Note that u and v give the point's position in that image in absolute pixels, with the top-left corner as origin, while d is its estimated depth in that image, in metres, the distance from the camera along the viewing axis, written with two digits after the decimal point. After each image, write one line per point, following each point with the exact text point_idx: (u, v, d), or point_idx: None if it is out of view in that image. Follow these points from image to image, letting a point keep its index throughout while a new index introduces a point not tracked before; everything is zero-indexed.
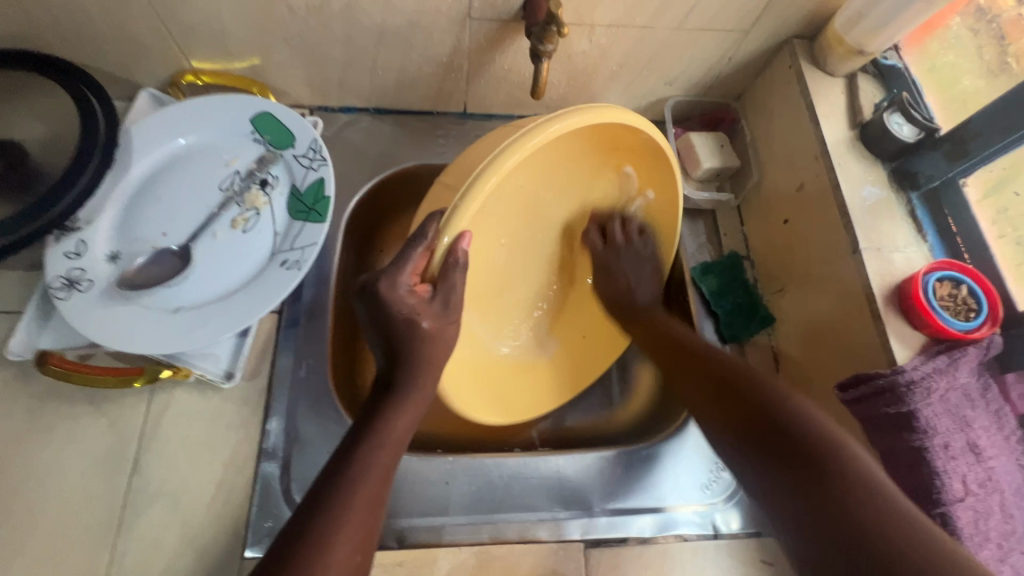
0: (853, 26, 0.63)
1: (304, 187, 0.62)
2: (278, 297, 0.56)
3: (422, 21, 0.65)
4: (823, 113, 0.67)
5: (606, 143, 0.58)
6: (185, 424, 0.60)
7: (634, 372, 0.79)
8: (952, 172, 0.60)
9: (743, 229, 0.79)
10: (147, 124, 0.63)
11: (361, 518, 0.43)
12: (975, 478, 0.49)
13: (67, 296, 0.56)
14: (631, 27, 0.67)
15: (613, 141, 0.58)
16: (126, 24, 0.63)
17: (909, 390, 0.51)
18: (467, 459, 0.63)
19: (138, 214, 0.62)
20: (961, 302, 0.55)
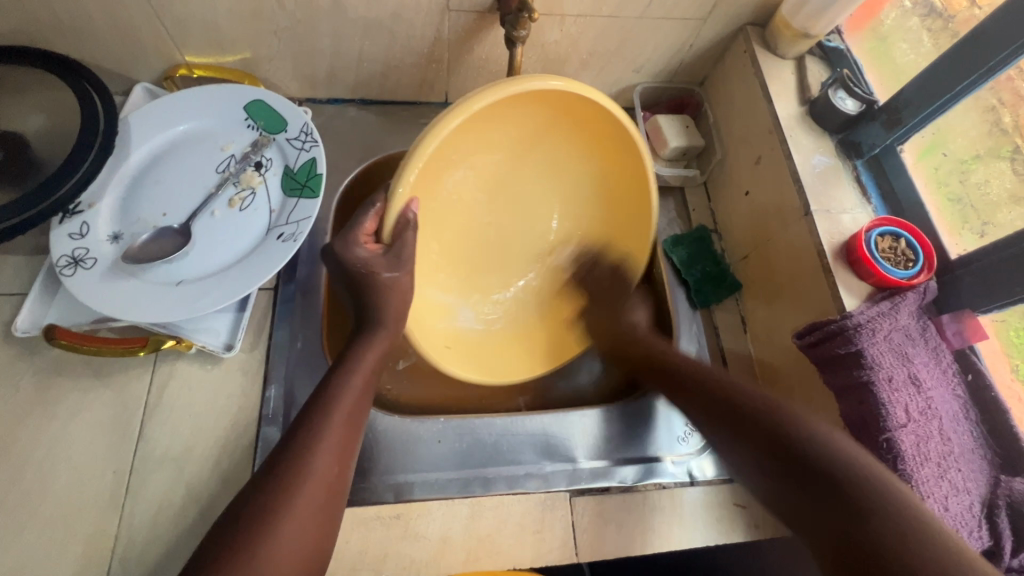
0: (798, 12, 0.70)
1: (297, 167, 0.66)
2: (275, 267, 0.60)
3: (404, 13, 0.70)
4: (776, 92, 0.73)
5: (563, 112, 0.59)
6: (188, 393, 0.63)
7: None
8: (890, 140, 0.66)
9: (710, 204, 0.85)
10: (146, 114, 0.67)
11: (331, 450, 0.51)
12: (915, 406, 0.55)
13: (73, 273, 0.59)
14: (598, 16, 0.73)
15: (569, 109, 0.59)
16: (124, 20, 0.67)
17: (856, 332, 0.56)
18: (457, 420, 0.67)
19: (138, 198, 0.65)
20: (900, 253, 0.61)
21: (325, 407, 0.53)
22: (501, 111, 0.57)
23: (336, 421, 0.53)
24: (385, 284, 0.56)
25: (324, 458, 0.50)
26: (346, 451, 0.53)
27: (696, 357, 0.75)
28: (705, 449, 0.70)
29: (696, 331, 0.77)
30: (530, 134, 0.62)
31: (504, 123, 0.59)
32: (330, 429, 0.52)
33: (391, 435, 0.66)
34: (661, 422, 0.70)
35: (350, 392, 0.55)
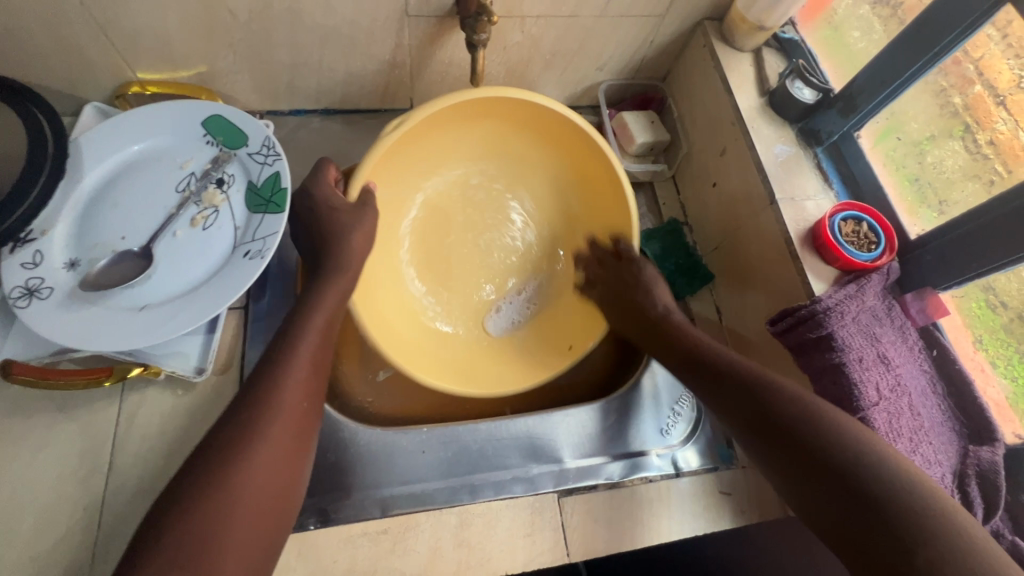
0: (752, 5, 0.71)
1: (261, 182, 0.64)
2: (242, 286, 0.58)
3: (362, 21, 0.69)
4: (736, 84, 0.74)
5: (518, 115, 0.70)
6: (160, 421, 0.61)
7: None
8: (847, 126, 0.68)
9: (679, 197, 0.86)
10: (98, 135, 0.64)
11: (284, 437, 0.49)
12: (886, 384, 0.56)
13: (28, 304, 0.57)
14: (558, 16, 0.73)
15: (518, 113, 0.70)
16: (69, 39, 0.64)
17: (826, 315, 0.58)
18: (441, 428, 0.66)
19: (94, 222, 0.63)
20: (864, 236, 0.63)
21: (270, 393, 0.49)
22: (468, 135, 0.73)
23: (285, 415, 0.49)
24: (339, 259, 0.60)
25: (275, 449, 0.48)
26: (299, 441, 0.51)
27: None
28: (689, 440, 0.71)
29: None
30: (493, 141, 0.74)
31: (471, 150, 0.75)
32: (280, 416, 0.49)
33: (373, 449, 0.64)
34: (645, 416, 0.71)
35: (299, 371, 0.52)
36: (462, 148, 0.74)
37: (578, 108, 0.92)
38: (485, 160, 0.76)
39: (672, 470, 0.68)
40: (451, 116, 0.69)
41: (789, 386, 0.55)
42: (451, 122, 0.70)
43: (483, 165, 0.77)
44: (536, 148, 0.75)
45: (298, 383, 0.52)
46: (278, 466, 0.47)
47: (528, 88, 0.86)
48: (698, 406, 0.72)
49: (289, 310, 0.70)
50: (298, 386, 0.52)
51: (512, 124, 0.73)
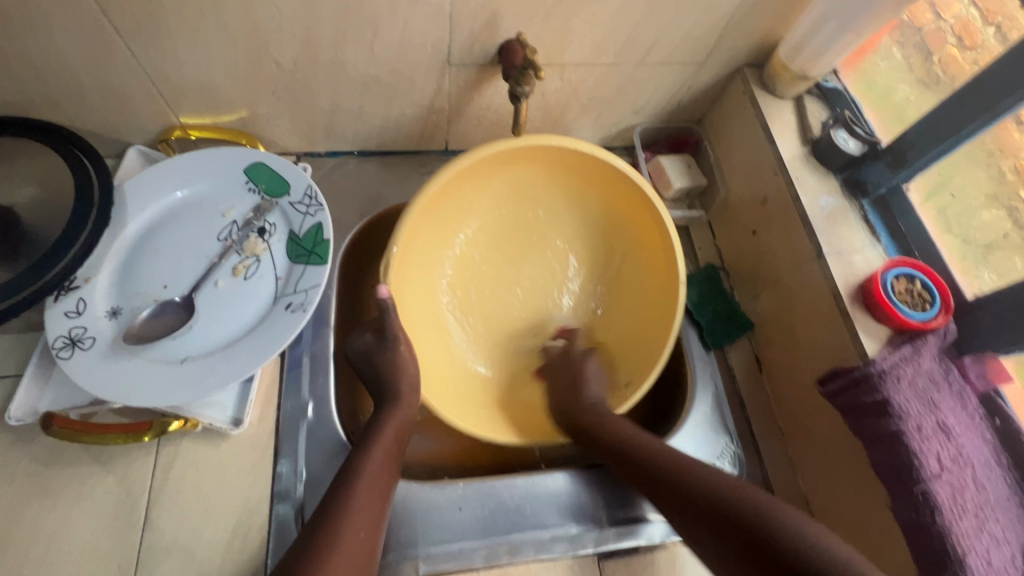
0: (796, 55, 0.71)
1: (303, 232, 0.64)
2: (283, 341, 0.58)
3: (403, 70, 0.69)
4: (778, 132, 0.73)
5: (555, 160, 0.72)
6: (195, 473, 0.60)
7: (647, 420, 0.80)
8: (896, 180, 0.66)
9: (716, 242, 0.85)
10: (142, 182, 0.65)
11: (364, 516, 0.53)
12: (947, 455, 0.54)
13: (70, 355, 0.57)
14: (598, 64, 0.73)
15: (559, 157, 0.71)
16: (119, 87, 0.66)
17: (881, 379, 0.56)
18: (477, 483, 0.65)
19: (137, 270, 0.63)
20: (917, 295, 0.61)
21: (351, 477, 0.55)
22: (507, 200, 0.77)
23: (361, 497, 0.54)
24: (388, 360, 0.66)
25: (356, 523, 0.52)
26: (376, 512, 0.55)
27: (714, 401, 0.74)
28: None
29: (713, 372, 0.76)
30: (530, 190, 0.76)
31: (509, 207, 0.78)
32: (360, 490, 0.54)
33: (408, 506, 0.63)
34: None
35: (373, 462, 0.58)
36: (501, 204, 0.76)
37: (611, 148, 0.91)
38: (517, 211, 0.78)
39: None
40: (473, 176, 0.71)
41: (716, 474, 0.55)
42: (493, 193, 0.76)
43: (517, 218, 0.78)
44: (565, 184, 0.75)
45: (371, 473, 0.57)
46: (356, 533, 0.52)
47: (562, 131, 0.86)
48: (739, 462, 0.70)
49: (320, 358, 0.69)
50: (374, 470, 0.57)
51: (553, 171, 0.73)
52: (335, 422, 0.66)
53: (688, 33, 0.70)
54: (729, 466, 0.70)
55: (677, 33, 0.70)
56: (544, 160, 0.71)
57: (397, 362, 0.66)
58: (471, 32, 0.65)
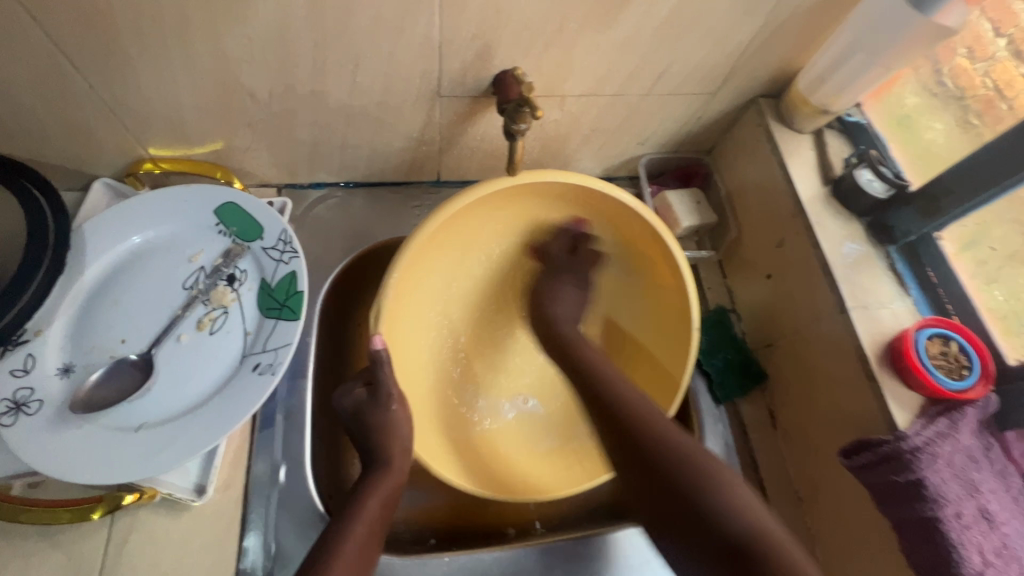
0: (817, 88, 0.65)
1: (275, 282, 0.58)
2: (249, 407, 0.52)
3: (390, 101, 0.64)
4: (796, 171, 0.68)
5: (573, 199, 0.65)
6: (151, 549, 0.54)
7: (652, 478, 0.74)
8: (927, 228, 0.60)
9: (726, 282, 0.79)
10: (103, 223, 0.60)
11: None
12: (990, 547, 0.48)
13: (12, 421, 0.51)
14: (601, 95, 0.68)
15: (577, 196, 0.64)
16: (79, 119, 0.60)
17: (914, 457, 0.51)
18: (464, 557, 0.60)
19: (94, 321, 0.58)
20: (953, 359, 0.55)
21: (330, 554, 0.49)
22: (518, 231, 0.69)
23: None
24: (379, 420, 0.60)
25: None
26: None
27: (724, 464, 0.68)
28: None
29: (723, 432, 0.70)
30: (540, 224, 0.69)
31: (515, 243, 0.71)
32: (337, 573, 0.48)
33: None
34: None
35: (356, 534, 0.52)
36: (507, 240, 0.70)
37: (615, 179, 0.86)
38: (523, 244, 0.71)
39: None
40: (478, 211, 0.64)
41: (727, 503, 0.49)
42: (502, 223, 0.68)
43: (518, 259, 0.73)
44: (574, 227, 0.70)
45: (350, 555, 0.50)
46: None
47: (563, 162, 0.80)
48: None
49: (296, 415, 0.63)
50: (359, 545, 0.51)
51: (569, 204, 0.66)
52: (310, 487, 0.60)
53: (700, 63, 0.65)
54: None
55: (687, 64, 0.64)
56: (561, 196, 0.64)
57: (387, 424, 0.60)
58: (463, 62, 0.60)
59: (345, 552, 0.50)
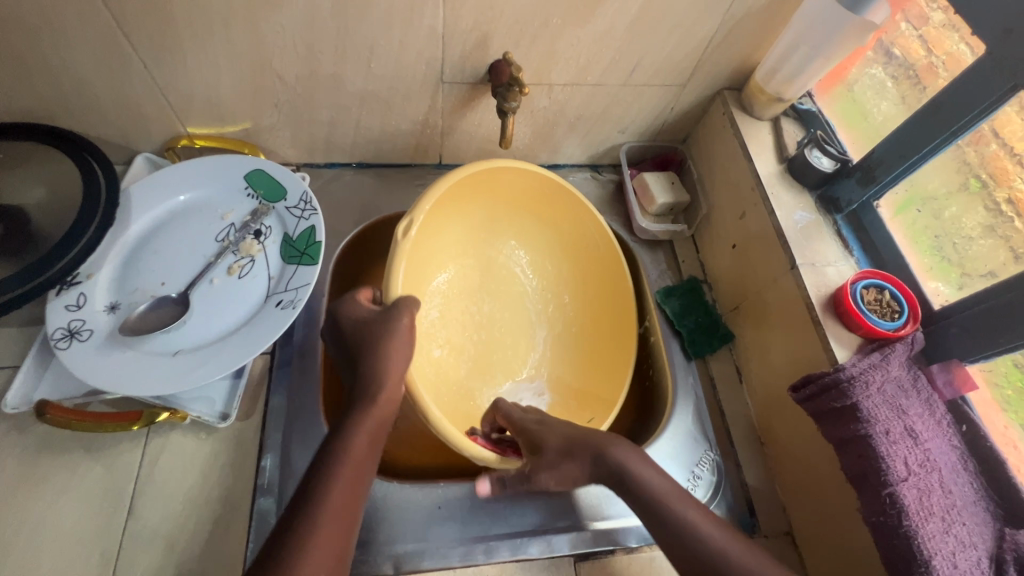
0: (771, 78, 0.75)
1: (297, 235, 0.67)
2: (272, 336, 0.60)
3: (399, 86, 0.74)
4: (756, 151, 0.77)
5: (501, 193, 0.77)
6: (181, 466, 0.62)
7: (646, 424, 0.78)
8: (866, 196, 0.69)
9: (699, 256, 0.88)
10: (147, 185, 0.69)
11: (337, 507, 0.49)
12: (914, 459, 0.55)
13: (68, 345, 0.59)
14: (584, 84, 0.77)
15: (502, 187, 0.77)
16: (131, 97, 0.70)
17: (850, 384, 0.57)
18: (457, 484, 0.66)
19: (137, 268, 0.66)
20: (885, 305, 0.63)
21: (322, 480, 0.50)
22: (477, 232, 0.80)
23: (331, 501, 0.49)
24: (380, 328, 0.59)
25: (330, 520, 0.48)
26: (353, 509, 0.51)
27: (694, 411, 0.75)
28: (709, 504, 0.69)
29: (693, 384, 0.77)
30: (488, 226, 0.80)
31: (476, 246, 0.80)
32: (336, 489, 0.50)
33: (386, 503, 0.63)
34: None
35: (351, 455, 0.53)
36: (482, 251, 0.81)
37: (600, 166, 0.95)
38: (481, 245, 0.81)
39: None
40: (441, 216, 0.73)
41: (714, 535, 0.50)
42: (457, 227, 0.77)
43: (485, 259, 0.82)
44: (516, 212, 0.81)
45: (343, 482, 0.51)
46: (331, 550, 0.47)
47: (552, 148, 0.90)
48: (717, 470, 0.71)
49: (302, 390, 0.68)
50: (350, 481, 0.51)
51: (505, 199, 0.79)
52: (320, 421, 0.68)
53: (669, 56, 0.75)
54: (709, 474, 0.71)
55: (658, 57, 0.74)
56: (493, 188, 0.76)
57: (388, 332, 0.59)
58: (462, 52, 0.69)
59: (342, 473, 0.51)
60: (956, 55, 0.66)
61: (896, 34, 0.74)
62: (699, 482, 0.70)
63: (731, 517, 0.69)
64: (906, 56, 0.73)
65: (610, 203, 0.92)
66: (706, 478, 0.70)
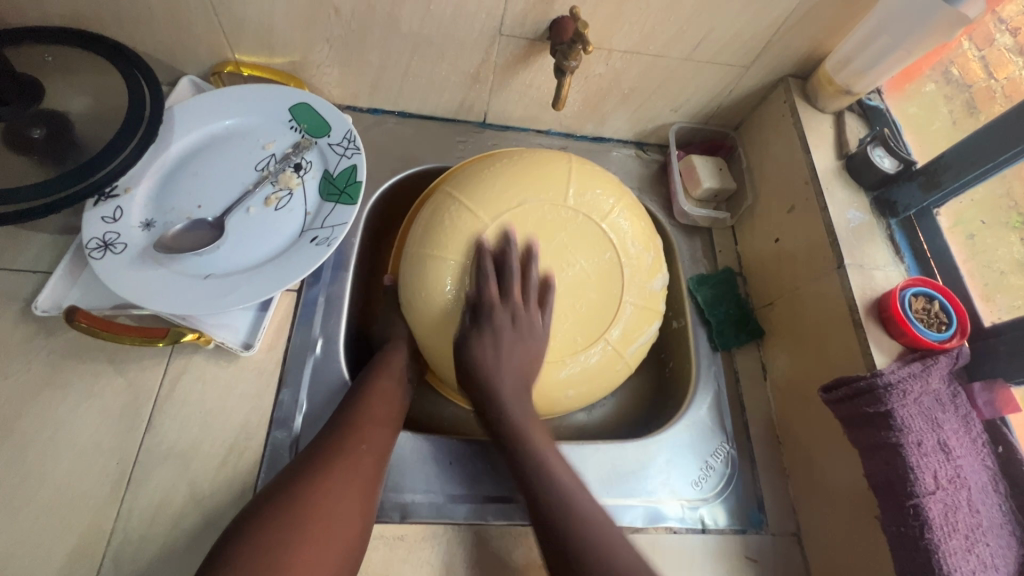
0: (842, 69, 0.72)
1: (337, 172, 0.67)
2: (304, 269, 0.60)
3: (455, 34, 0.71)
4: (814, 144, 0.74)
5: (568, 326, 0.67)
6: (200, 390, 0.62)
7: (700, 402, 0.73)
8: (927, 202, 0.66)
9: (737, 247, 0.85)
10: (191, 106, 0.68)
11: (370, 438, 0.57)
12: (945, 474, 0.54)
13: (102, 256, 0.59)
14: (645, 54, 0.74)
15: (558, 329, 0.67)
16: (182, 15, 0.68)
17: (887, 391, 0.55)
18: (471, 442, 0.66)
19: (175, 188, 0.65)
20: (935, 315, 0.61)
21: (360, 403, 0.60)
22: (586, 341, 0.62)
23: (367, 415, 0.59)
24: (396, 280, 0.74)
25: (362, 441, 0.56)
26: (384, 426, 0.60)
27: (713, 401, 0.74)
28: (720, 496, 0.68)
29: (717, 374, 0.76)
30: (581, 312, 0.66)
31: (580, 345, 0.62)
32: (370, 418, 0.59)
33: (400, 452, 0.64)
34: (676, 465, 0.69)
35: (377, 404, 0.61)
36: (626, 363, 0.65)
37: (645, 145, 0.92)
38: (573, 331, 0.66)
39: (698, 525, 0.66)
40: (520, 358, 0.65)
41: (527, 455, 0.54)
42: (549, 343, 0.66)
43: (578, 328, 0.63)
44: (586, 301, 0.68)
45: (375, 407, 0.60)
46: (347, 492, 0.52)
47: (599, 120, 0.87)
48: (731, 464, 0.70)
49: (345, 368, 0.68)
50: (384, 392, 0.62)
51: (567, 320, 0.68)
52: (340, 363, 0.67)
53: (737, 34, 0.71)
54: (721, 466, 0.70)
55: (727, 32, 0.71)
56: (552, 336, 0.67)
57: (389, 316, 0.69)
58: (525, 4, 0.67)
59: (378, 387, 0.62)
60: (1016, 82, 0.69)
61: (958, 52, 0.74)
62: (712, 472, 0.69)
63: (740, 513, 0.68)
64: (963, 77, 0.74)
65: (651, 182, 0.90)
66: (719, 469, 0.69)
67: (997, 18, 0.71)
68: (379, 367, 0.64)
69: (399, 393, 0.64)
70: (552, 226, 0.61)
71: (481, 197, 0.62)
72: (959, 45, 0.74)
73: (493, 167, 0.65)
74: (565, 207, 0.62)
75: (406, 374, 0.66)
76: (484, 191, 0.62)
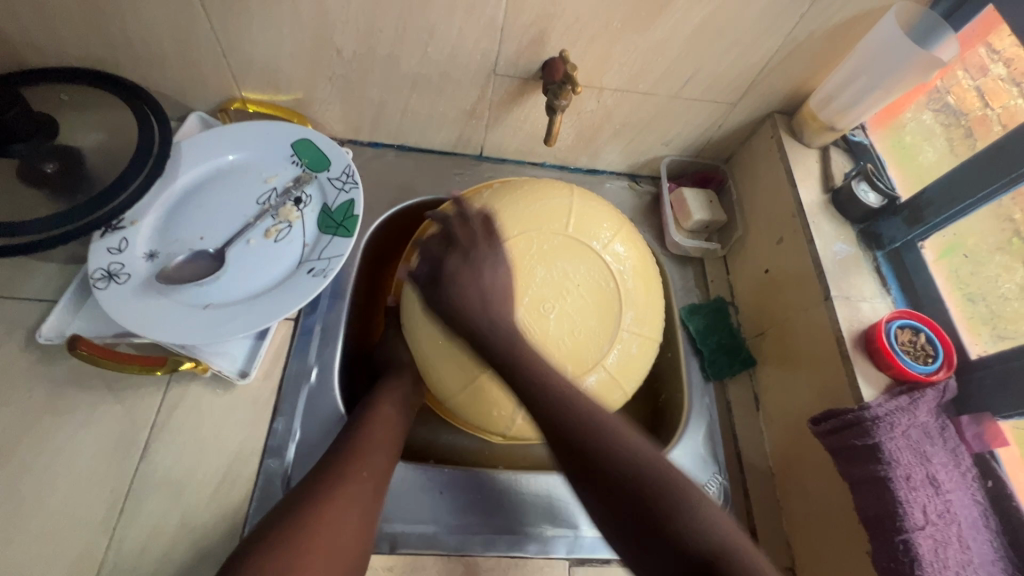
0: (826, 106, 0.74)
1: (335, 206, 0.69)
2: (302, 300, 0.62)
3: (452, 73, 0.74)
4: (801, 178, 0.76)
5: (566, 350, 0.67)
6: (196, 418, 0.63)
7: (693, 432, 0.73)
8: (911, 236, 0.68)
9: (729, 277, 0.87)
10: (197, 142, 0.71)
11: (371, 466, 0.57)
12: (934, 509, 0.54)
13: (106, 286, 0.61)
14: (634, 92, 0.77)
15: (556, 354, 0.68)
16: (192, 56, 0.72)
17: (874, 424, 0.56)
18: (461, 472, 0.66)
19: (179, 219, 0.68)
20: (920, 347, 0.62)
21: (362, 429, 0.60)
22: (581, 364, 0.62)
23: (370, 441, 0.60)
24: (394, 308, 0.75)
25: (364, 469, 0.57)
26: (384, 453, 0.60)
27: (705, 431, 0.74)
28: None
29: (708, 404, 0.76)
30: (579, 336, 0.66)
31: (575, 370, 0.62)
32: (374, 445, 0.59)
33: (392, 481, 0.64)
34: None
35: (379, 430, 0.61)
36: (625, 391, 0.66)
37: (638, 177, 0.94)
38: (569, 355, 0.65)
39: None
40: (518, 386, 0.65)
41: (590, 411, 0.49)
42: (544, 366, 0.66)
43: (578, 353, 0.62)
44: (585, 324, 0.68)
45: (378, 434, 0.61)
46: (345, 523, 0.52)
47: (592, 153, 0.89)
48: (724, 495, 0.70)
49: (339, 396, 0.69)
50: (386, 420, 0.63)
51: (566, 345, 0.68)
52: (335, 391, 0.68)
53: (724, 72, 0.74)
54: (714, 497, 0.70)
55: (714, 70, 0.73)
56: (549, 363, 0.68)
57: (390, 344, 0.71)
58: (519, 46, 0.70)
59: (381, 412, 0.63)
60: (1012, 110, 0.67)
61: (953, 81, 0.74)
62: None
63: None
64: (961, 106, 0.73)
65: (644, 213, 0.92)
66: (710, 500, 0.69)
67: (989, 48, 0.68)
68: (382, 394, 0.65)
69: (402, 419, 0.65)
70: (553, 253, 0.63)
71: (485, 223, 0.64)
72: (954, 75, 0.73)
73: (499, 194, 0.67)
74: (563, 236, 0.64)
75: (409, 398, 0.67)
76: (487, 219, 0.64)
